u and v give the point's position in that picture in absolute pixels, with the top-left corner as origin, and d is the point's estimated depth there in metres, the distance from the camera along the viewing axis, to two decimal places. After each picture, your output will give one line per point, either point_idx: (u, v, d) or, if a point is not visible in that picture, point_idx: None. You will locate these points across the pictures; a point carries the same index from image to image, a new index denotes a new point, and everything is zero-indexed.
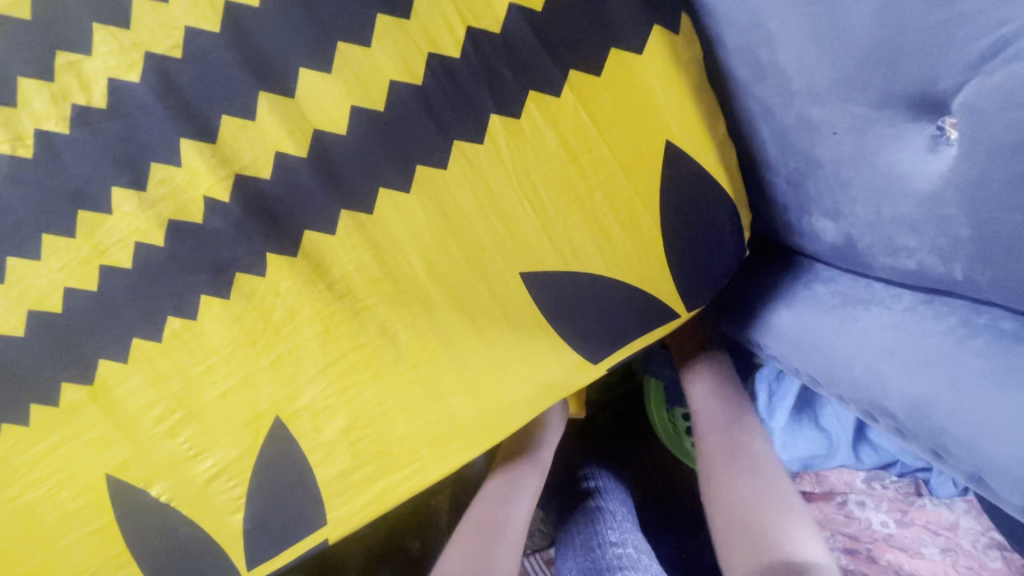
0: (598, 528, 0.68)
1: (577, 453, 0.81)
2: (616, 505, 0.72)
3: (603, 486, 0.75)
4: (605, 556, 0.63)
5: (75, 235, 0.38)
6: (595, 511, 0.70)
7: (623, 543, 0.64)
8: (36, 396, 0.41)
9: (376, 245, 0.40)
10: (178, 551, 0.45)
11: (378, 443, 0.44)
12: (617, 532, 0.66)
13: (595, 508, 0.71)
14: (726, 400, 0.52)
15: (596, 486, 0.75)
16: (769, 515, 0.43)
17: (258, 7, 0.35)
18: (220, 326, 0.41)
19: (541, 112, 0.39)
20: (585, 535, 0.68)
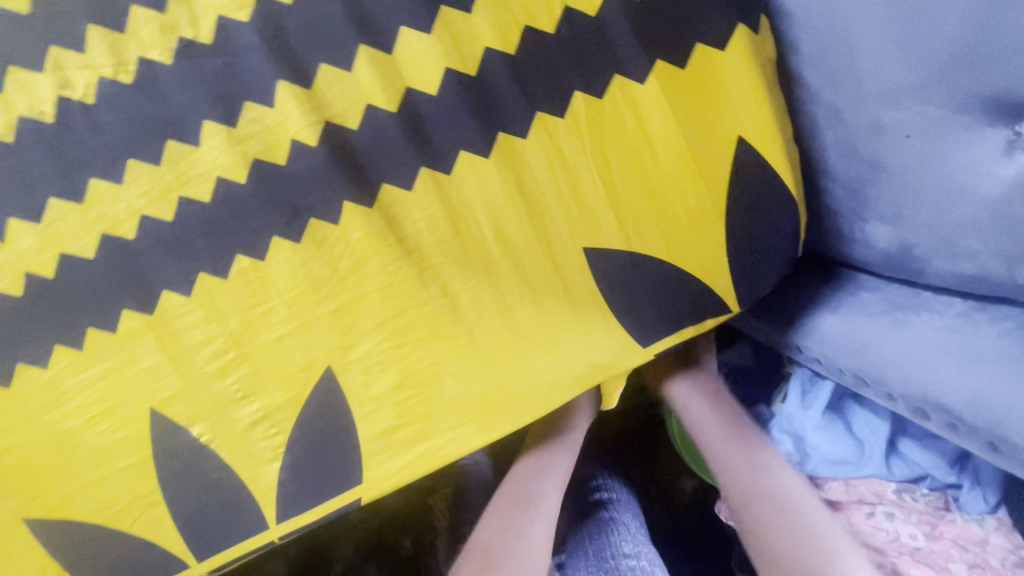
0: (610, 538, 0.67)
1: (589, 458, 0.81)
2: (630, 517, 0.71)
3: (615, 498, 0.73)
4: (618, 568, 0.62)
5: (160, 164, 0.39)
6: (608, 521, 0.69)
7: (637, 556, 0.64)
8: (95, 321, 0.41)
9: (449, 205, 0.41)
10: (210, 496, 0.45)
11: (424, 404, 0.45)
12: (630, 545, 0.66)
13: (608, 519, 0.70)
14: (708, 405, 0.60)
15: (608, 497, 0.74)
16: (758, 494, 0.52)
17: None
18: (286, 270, 0.41)
19: (624, 93, 0.40)
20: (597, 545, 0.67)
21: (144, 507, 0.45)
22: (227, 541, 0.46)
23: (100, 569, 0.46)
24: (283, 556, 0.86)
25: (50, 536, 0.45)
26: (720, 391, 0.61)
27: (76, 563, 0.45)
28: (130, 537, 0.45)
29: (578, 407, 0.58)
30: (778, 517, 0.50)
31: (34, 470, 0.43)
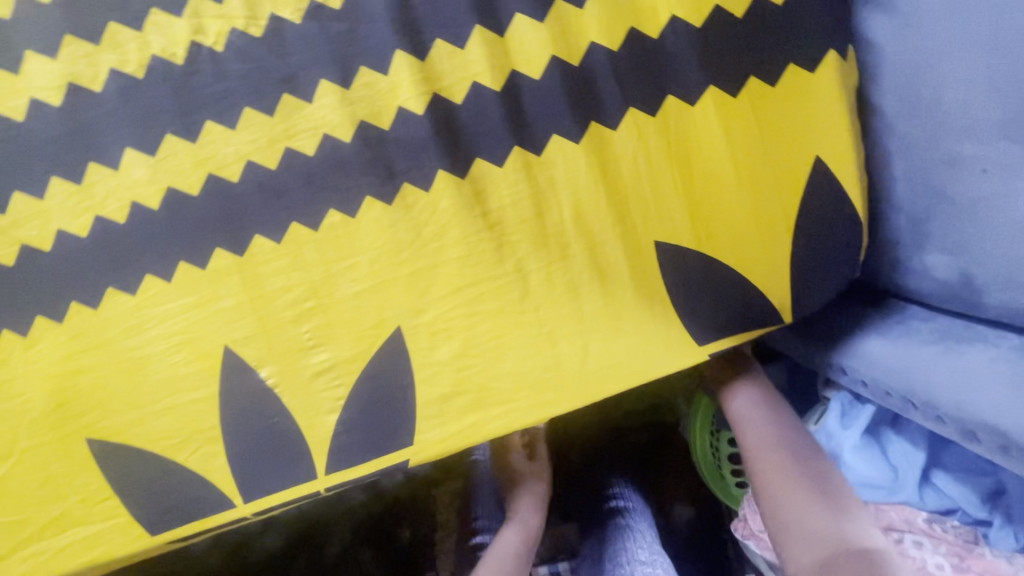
0: (625, 545, 0.65)
1: (601, 462, 0.80)
2: (645, 527, 0.68)
3: (632, 508, 0.72)
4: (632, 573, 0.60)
5: (273, 115, 0.42)
6: (624, 529, 0.68)
7: (652, 563, 0.61)
8: (188, 255, 0.43)
9: (534, 186, 0.43)
10: (265, 440, 0.46)
11: (482, 375, 0.46)
12: (645, 552, 0.63)
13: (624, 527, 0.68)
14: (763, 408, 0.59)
15: (624, 506, 0.72)
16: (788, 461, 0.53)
17: None
18: (374, 229, 0.44)
19: (716, 101, 0.42)
20: (610, 550, 0.65)
21: (201, 443, 0.46)
22: (273, 487, 0.47)
23: (148, 498, 0.47)
24: (279, 531, 0.86)
25: (107, 458, 0.46)
26: (766, 389, 0.60)
27: (127, 489, 0.47)
28: (182, 470, 0.46)
29: None
30: (813, 491, 0.50)
31: (104, 392, 0.45)
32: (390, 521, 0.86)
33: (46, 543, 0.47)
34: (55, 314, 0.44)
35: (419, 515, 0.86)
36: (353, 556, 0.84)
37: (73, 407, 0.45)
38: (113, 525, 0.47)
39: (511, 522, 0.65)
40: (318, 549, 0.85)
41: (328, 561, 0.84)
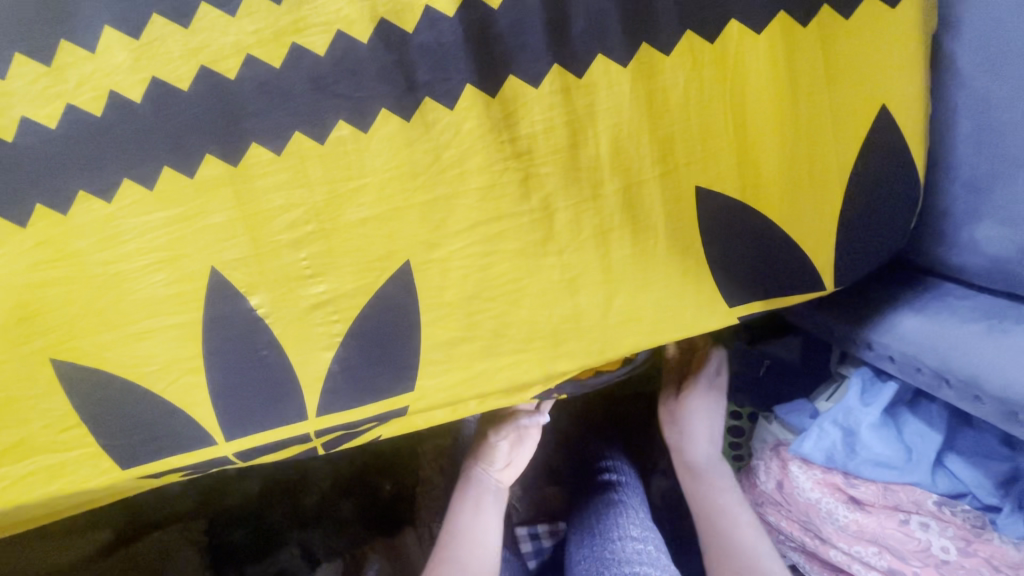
0: (617, 519, 0.62)
1: (598, 429, 0.77)
2: (637, 501, 0.66)
3: (624, 481, 0.68)
4: (623, 550, 0.57)
5: (280, 3, 0.36)
6: (615, 503, 0.64)
7: (644, 540, 0.59)
8: (174, 161, 0.38)
9: (572, 114, 0.39)
10: (253, 374, 0.42)
11: (495, 321, 0.42)
12: (638, 528, 0.61)
13: (617, 500, 0.65)
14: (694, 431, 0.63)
15: (617, 478, 0.69)
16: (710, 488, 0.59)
17: None
18: (388, 148, 0.39)
19: (782, 37, 0.38)
20: (600, 524, 0.62)
21: (182, 372, 0.42)
22: (259, 426, 0.43)
23: (120, 429, 0.43)
24: (257, 476, 0.83)
25: (75, 383, 0.42)
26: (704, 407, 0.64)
27: (97, 418, 0.42)
28: (159, 401, 0.42)
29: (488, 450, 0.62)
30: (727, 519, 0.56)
31: (74, 309, 0.40)
32: (373, 473, 0.83)
33: (3, 471, 0.43)
34: (16, 217, 0.38)
35: (403, 469, 0.83)
36: (332, 508, 0.82)
37: (37, 323, 0.41)
38: (80, 456, 0.43)
39: (475, 509, 0.60)
40: (295, 498, 0.82)
41: (307, 510, 0.82)
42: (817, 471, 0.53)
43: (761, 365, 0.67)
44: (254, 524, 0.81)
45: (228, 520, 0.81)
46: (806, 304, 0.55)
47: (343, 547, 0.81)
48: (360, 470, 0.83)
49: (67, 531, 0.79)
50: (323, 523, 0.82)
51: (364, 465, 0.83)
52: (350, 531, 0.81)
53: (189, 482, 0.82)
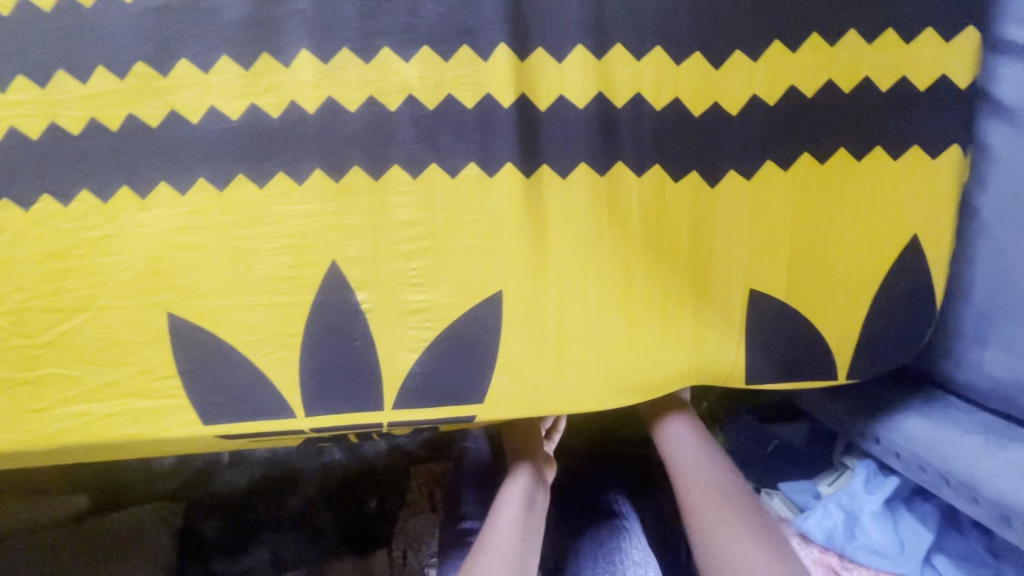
0: (621, 544, 0.66)
1: (591, 475, 0.79)
2: (640, 528, 0.69)
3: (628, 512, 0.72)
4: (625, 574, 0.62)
5: (448, 62, 0.44)
6: (622, 529, 0.68)
7: (644, 565, 0.63)
8: (326, 166, 0.44)
9: (662, 198, 0.46)
10: (343, 361, 0.47)
11: (559, 356, 0.48)
12: (640, 553, 0.65)
13: (623, 526, 0.69)
14: (695, 438, 0.61)
15: (622, 510, 0.72)
16: (737, 499, 0.54)
17: None
18: (506, 192, 0.45)
19: (840, 168, 0.45)
20: (606, 548, 0.66)
21: (280, 347, 0.47)
22: (337, 407, 0.48)
23: (212, 388, 0.47)
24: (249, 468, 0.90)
25: (181, 339, 0.46)
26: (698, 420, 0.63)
27: (192, 373, 0.47)
28: (253, 368, 0.47)
29: (529, 453, 0.65)
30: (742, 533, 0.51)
31: (201, 273, 0.46)
32: (360, 488, 0.87)
33: (94, 406, 0.47)
34: (179, 186, 0.44)
35: (390, 490, 0.87)
36: (313, 512, 0.84)
37: (165, 280, 0.46)
38: (166, 405, 0.47)
39: (527, 508, 0.59)
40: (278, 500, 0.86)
41: (287, 512, 0.85)
42: (814, 549, 0.57)
43: (767, 445, 0.71)
44: (230, 519, 0.85)
45: (207, 510, 0.86)
46: (815, 394, 0.62)
47: (312, 556, 0.80)
48: (346, 483, 0.88)
49: (48, 491, 0.87)
50: (302, 525, 0.83)
51: (352, 479, 0.88)
52: (326, 539, 0.82)
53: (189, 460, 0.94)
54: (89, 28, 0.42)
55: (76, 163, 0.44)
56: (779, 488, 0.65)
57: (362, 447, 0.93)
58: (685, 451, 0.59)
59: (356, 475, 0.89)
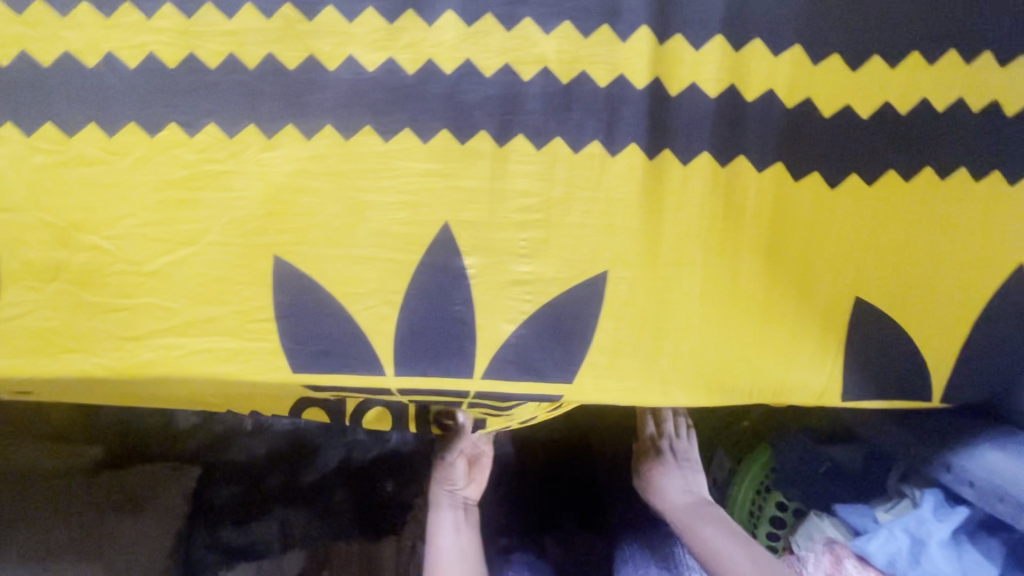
0: None
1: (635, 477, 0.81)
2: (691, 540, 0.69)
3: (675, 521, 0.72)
4: None
5: (587, 38, 0.44)
6: None
7: None
8: (453, 127, 0.45)
9: (782, 194, 0.46)
10: (441, 324, 0.47)
11: (656, 339, 0.48)
12: None
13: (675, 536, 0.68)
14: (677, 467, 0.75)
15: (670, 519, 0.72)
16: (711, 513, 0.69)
17: None
18: (626, 174, 0.46)
19: (959, 186, 0.47)
20: None
21: (380, 303, 0.47)
22: (428, 371, 0.48)
23: (307, 334, 0.47)
24: (269, 439, 0.99)
25: (284, 282, 0.46)
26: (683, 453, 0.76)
27: (289, 318, 0.47)
28: (351, 320, 0.47)
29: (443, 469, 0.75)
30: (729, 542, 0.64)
31: (314, 220, 0.46)
32: (376, 471, 0.97)
33: (187, 340, 0.46)
34: (306, 129, 0.45)
35: (407, 475, 0.97)
36: (327, 493, 0.95)
37: (278, 222, 0.46)
38: (259, 348, 0.47)
39: (453, 524, 0.73)
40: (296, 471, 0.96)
41: (304, 484, 0.95)
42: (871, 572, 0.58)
43: (819, 466, 0.71)
44: (246, 487, 0.94)
45: (222, 476, 0.95)
46: (874, 414, 0.63)
47: (320, 535, 0.91)
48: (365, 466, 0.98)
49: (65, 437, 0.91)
50: (320, 503, 0.94)
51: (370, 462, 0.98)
52: (341, 518, 0.93)
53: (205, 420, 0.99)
54: None
55: (208, 95, 0.44)
56: (835, 511, 0.66)
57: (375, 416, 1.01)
58: (669, 478, 0.74)
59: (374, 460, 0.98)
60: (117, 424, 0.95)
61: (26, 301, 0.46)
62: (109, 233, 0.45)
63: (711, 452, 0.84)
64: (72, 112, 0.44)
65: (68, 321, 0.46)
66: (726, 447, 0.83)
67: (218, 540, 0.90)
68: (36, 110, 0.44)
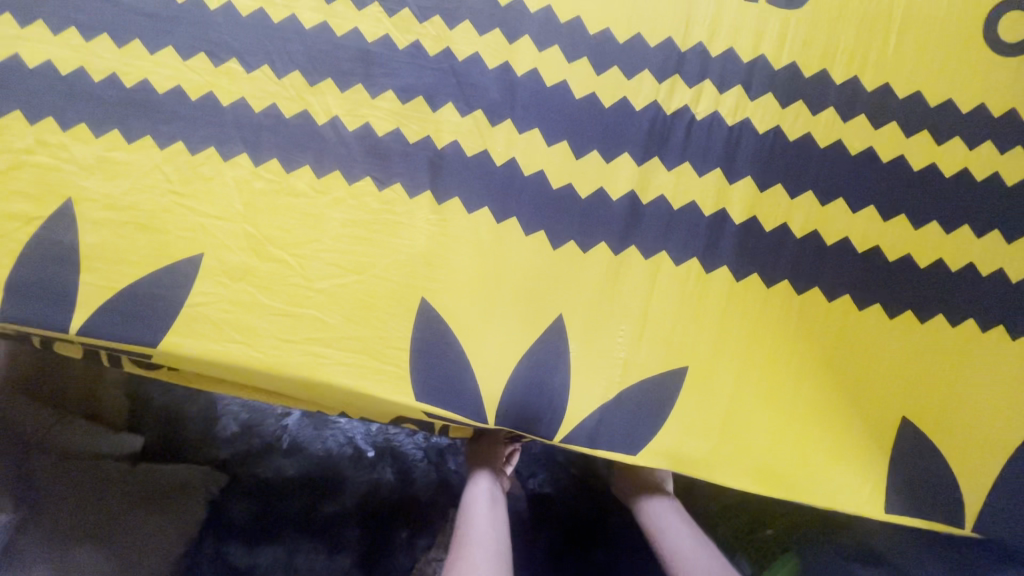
0: None
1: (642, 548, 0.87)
2: None
3: None
4: None
5: (702, 176, 0.56)
6: None
7: None
8: (585, 223, 0.56)
9: (846, 321, 0.56)
10: (545, 380, 0.55)
11: (724, 425, 0.55)
12: None
13: None
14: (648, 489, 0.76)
15: None
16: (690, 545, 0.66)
17: (912, 173, 0.55)
18: (718, 283, 0.56)
19: (997, 340, 0.56)
20: None
21: (499, 352, 0.55)
22: (525, 418, 0.55)
23: (431, 368, 0.55)
24: (299, 459, 0.93)
25: (423, 320, 0.55)
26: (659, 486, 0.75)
27: (419, 351, 0.55)
28: (472, 362, 0.55)
29: (489, 459, 0.73)
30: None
31: (461, 273, 0.56)
32: (392, 518, 0.90)
33: (334, 352, 0.55)
34: (470, 203, 0.56)
35: (425, 521, 0.90)
36: (339, 530, 0.87)
37: (431, 269, 0.56)
38: (391, 371, 0.55)
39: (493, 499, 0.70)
40: (314, 498, 0.90)
41: (316, 519, 0.88)
42: None
43: None
44: (263, 506, 0.88)
45: (244, 488, 0.89)
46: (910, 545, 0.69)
47: (324, 572, 0.84)
48: (384, 508, 0.90)
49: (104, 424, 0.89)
50: (324, 538, 0.87)
51: (390, 505, 0.91)
52: (344, 559, 0.86)
53: (245, 430, 0.95)
54: (453, 74, 0.56)
55: (401, 162, 0.56)
56: None
57: (407, 453, 0.95)
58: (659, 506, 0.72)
59: (394, 503, 0.91)
60: (162, 424, 0.93)
61: (209, 293, 0.54)
62: (295, 252, 0.55)
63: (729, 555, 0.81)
64: (296, 155, 0.56)
65: (239, 316, 0.54)
66: (746, 552, 0.81)
67: (222, 558, 0.84)
68: (268, 149, 0.55)
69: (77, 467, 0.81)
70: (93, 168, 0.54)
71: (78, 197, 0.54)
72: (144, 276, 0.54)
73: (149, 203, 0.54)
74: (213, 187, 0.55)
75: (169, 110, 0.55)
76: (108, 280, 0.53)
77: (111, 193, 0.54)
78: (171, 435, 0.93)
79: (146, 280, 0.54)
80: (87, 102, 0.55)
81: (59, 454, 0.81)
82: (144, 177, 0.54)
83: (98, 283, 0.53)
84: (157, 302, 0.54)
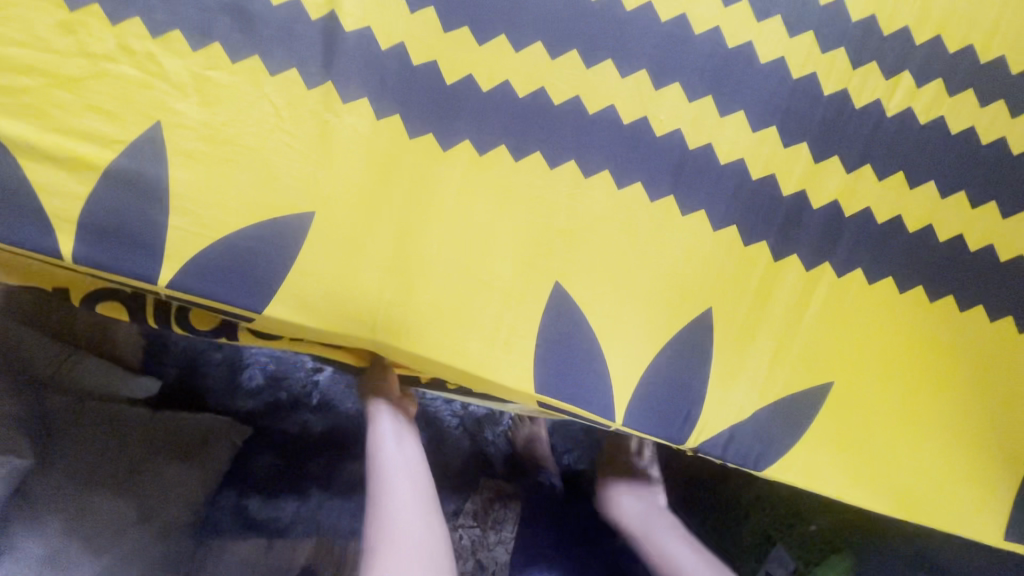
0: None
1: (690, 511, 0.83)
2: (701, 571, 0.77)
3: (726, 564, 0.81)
4: None
5: (883, 172, 0.50)
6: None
7: None
8: (747, 213, 0.50)
9: (1002, 343, 0.52)
10: (686, 380, 0.50)
11: (864, 442, 0.52)
12: None
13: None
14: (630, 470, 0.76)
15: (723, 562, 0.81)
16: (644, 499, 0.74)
17: None
18: (880, 291, 0.51)
19: None
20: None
21: (639, 345, 0.50)
22: (661, 419, 0.50)
23: (564, 358, 0.49)
24: (326, 416, 0.86)
25: (560, 303, 0.49)
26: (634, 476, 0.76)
27: (553, 338, 0.49)
28: (610, 354, 0.50)
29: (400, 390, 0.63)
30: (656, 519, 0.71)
31: (604, 254, 0.49)
32: None
33: (460, 331, 0.48)
34: (625, 175, 0.49)
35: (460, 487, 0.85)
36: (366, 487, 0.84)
37: (573, 246, 0.49)
38: (521, 357, 0.49)
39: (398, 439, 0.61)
40: (338, 455, 0.85)
41: (342, 476, 0.84)
42: None
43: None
44: (288, 460, 0.83)
45: (265, 441, 0.83)
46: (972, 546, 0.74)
47: (346, 526, 0.82)
48: None
49: (123, 364, 0.81)
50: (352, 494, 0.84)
51: None
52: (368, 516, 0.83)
53: (272, 381, 0.86)
54: (623, 23, 0.48)
55: (550, 120, 0.49)
56: None
57: (443, 420, 0.88)
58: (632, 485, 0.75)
59: None
60: (183, 367, 0.84)
61: (322, 251, 0.47)
62: (423, 212, 0.48)
63: (767, 544, 0.82)
64: (434, 100, 0.48)
65: (356, 280, 0.47)
66: (787, 544, 0.81)
67: (240, 509, 0.80)
68: (400, 89, 0.47)
69: (98, 406, 0.70)
70: (189, 88, 0.45)
71: (170, 122, 0.45)
72: (245, 227, 0.46)
73: (256, 138, 0.46)
74: (333, 128, 0.47)
75: (285, 28, 0.46)
76: (202, 226, 0.45)
77: (211, 122, 0.45)
78: (189, 382, 0.83)
79: (245, 232, 0.46)
80: (185, 6, 0.45)
81: (70, 392, 0.70)
82: (251, 106, 0.46)
83: (192, 229, 0.45)
84: (260, 259, 0.46)
